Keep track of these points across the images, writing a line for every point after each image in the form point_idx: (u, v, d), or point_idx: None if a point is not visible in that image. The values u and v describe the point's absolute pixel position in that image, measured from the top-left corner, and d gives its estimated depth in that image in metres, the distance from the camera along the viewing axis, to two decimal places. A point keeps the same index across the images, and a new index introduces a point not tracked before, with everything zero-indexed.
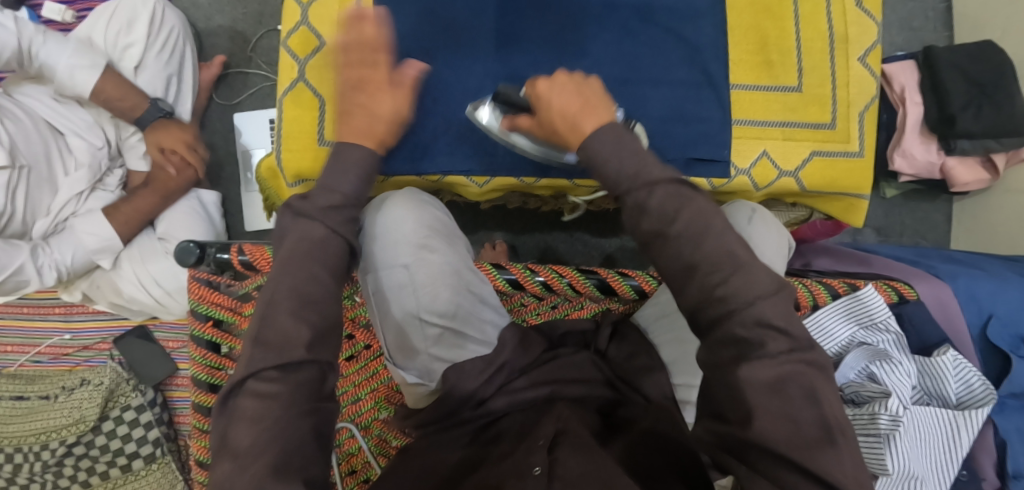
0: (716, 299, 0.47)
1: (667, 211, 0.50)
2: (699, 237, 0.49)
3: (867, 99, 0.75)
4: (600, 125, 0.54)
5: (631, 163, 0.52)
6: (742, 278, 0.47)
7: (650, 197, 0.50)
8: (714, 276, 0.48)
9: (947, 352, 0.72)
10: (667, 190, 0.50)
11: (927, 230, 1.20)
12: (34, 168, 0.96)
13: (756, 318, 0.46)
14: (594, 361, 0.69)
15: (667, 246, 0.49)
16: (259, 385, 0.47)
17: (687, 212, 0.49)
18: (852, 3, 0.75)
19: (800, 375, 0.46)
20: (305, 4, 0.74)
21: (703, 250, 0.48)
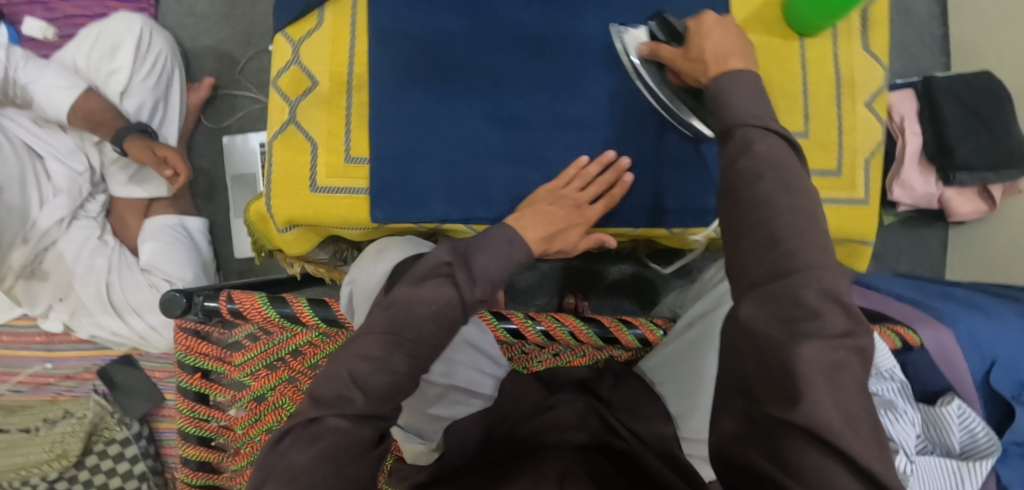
0: (815, 310, 0.42)
1: (766, 156, 0.47)
2: (796, 188, 0.47)
3: (873, 145, 0.73)
4: (748, 69, 0.54)
5: (760, 107, 0.51)
6: (820, 247, 0.44)
7: (759, 141, 0.49)
8: (793, 231, 0.44)
9: (952, 402, 0.71)
10: (775, 141, 0.49)
11: (923, 255, 1.20)
12: (7, 190, 0.91)
13: (826, 289, 0.43)
14: (593, 407, 0.70)
15: (756, 186, 0.47)
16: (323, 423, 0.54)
17: (787, 160, 0.48)
18: (858, 47, 0.73)
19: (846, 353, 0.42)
20: (298, 43, 0.73)
21: (795, 198, 0.46)
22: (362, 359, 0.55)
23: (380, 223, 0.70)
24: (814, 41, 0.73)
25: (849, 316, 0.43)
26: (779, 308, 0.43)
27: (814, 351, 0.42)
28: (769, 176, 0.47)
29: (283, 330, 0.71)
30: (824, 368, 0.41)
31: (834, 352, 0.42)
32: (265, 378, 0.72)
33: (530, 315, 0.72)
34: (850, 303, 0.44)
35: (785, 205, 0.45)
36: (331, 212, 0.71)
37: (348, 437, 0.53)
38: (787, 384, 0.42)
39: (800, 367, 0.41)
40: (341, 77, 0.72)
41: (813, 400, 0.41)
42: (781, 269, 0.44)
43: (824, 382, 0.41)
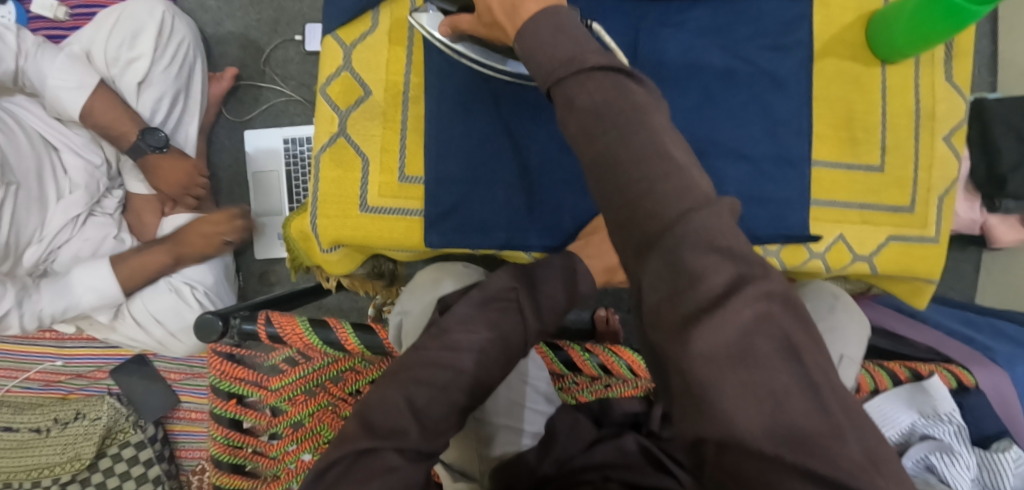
0: (697, 272, 0.32)
1: (593, 111, 0.37)
2: (628, 129, 0.37)
3: (949, 183, 0.71)
4: (549, 9, 0.40)
5: (565, 46, 0.39)
6: (677, 187, 0.35)
7: (581, 90, 0.38)
8: (644, 187, 0.36)
9: (1009, 448, 0.70)
10: (603, 80, 0.38)
11: (955, 279, 1.18)
12: (24, 185, 0.86)
13: (702, 241, 0.33)
14: (640, 443, 0.67)
15: (595, 147, 0.37)
16: (377, 460, 0.46)
17: (621, 100, 0.37)
18: (942, 77, 0.71)
19: (762, 331, 0.31)
20: (349, 47, 0.68)
21: (631, 147, 0.36)
22: (419, 385, 0.50)
23: (434, 246, 0.67)
24: (896, 69, 0.71)
25: (732, 259, 0.33)
26: (665, 285, 0.33)
27: (707, 336, 0.31)
28: (603, 133, 0.37)
29: (324, 356, 0.67)
30: (724, 356, 0.31)
31: (746, 320, 0.31)
32: (303, 404, 0.68)
33: (586, 347, 0.69)
34: (736, 244, 0.34)
35: (640, 148, 0.36)
36: (382, 234, 0.67)
37: (404, 479, 0.46)
38: (689, 390, 0.31)
39: (697, 365, 0.31)
40: (397, 88, 0.68)
41: (722, 400, 0.30)
42: (651, 233, 0.35)
43: (732, 371, 0.30)
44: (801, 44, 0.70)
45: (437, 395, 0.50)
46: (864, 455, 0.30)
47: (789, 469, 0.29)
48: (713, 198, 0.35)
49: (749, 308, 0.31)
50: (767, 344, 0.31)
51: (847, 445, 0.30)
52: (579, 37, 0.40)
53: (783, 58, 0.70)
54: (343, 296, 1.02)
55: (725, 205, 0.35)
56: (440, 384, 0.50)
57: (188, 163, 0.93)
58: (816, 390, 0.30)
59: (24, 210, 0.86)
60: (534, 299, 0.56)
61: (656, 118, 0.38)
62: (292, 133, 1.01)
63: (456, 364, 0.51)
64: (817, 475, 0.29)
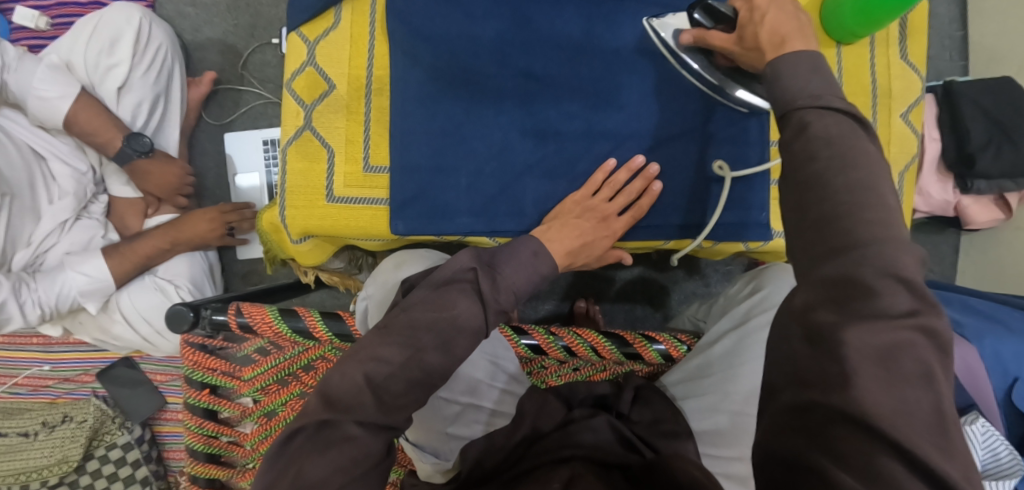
0: (875, 287, 0.36)
1: (825, 138, 0.41)
2: (851, 163, 0.40)
3: (908, 160, 0.73)
4: (808, 49, 0.47)
5: (817, 85, 0.44)
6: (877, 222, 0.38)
7: (821, 122, 0.42)
8: (849, 210, 0.39)
9: (976, 421, 0.69)
10: (837, 121, 0.42)
11: (934, 261, 1.19)
12: (18, 196, 0.88)
13: (883, 268, 0.37)
14: (612, 423, 0.65)
15: (811, 167, 0.41)
16: (336, 432, 0.46)
17: (852, 142, 0.41)
18: (896, 56, 0.73)
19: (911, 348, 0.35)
20: (312, 43, 0.70)
21: (852, 176, 0.40)
22: (377, 362, 0.49)
23: (400, 234, 0.68)
24: (851, 49, 0.72)
25: (913, 293, 0.37)
26: (831, 288, 0.38)
27: (867, 335, 0.36)
28: (826, 155, 0.41)
29: (295, 345, 0.68)
30: (875, 355, 0.35)
31: (898, 336, 0.36)
32: (277, 393, 0.70)
33: (551, 330, 0.69)
34: (918, 281, 0.37)
35: (847, 181, 0.40)
36: (349, 224, 0.69)
37: (362, 448, 0.46)
38: (833, 373, 0.36)
39: (851, 356, 0.36)
40: (360, 82, 0.70)
41: (857, 387, 0.35)
42: (835, 247, 0.39)
43: (874, 368, 0.35)
44: None
45: (395, 371, 0.49)
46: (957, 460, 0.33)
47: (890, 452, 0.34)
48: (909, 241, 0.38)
49: (904, 332, 0.36)
50: (912, 363, 0.35)
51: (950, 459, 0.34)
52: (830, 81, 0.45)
53: None
54: (326, 293, 1.03)
55: (909, 242, 0.38)
56: (398, 361, 0.49)
57: (174, 166, 0.95)
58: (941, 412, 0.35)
59: (17, 219, 0.88)
60: (495, 279, 0.55)
61: (882, 166, 0.41)
62: (269, 135, 1.03)
63: (418, 338, 0.50)
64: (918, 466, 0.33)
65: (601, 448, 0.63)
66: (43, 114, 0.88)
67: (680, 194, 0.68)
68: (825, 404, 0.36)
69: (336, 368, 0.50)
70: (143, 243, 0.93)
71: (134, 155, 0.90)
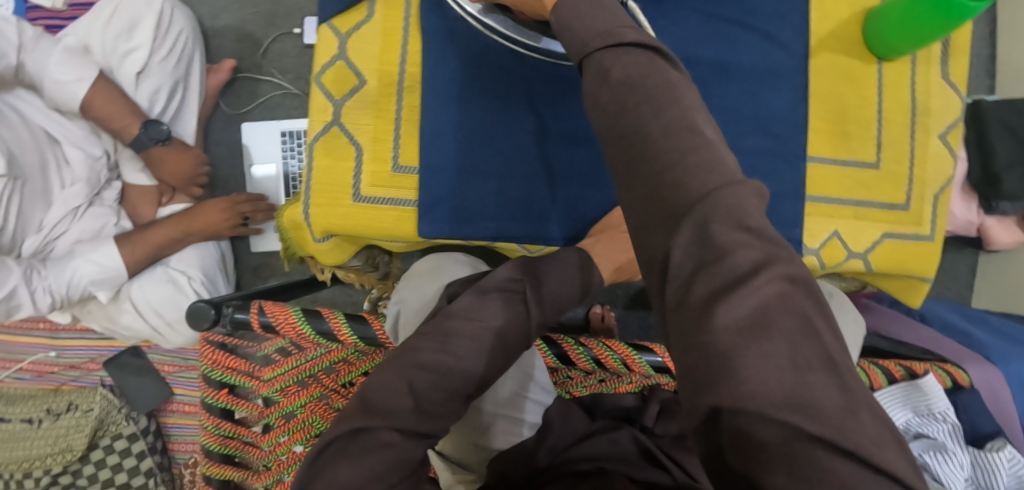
0: (724, 247, 0.33)
1: (626, 86, 0.39)
2: (661, 105, 0.38)
3: (943, 180, 0.71)
4: None
5: (600, 22, 0.42)
6: (704, 161, 0.36)
7: (615, 66, 0.40)
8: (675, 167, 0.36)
9: (1003, 448, 0.69)
10: (636, 60, 0.40)
11: (951, 280, 1.18)
12: (29, 180, 0.85)
13: (728, 217, 0.34)
14: (634, 436, 0.67)
15: (621, 122, 0.39)
16: (372, 437, 0.45)
17: (653, 76, 0.39)
18: (937, 74, 0.71)
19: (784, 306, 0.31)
20: (344, 36, 0.68)
21: (663, 120, 0.38)
22: (421, 368, 0.48)
23: (427, 237, 0.67)
24: (892, 66, 0.71)
25: (760, 240, 0.33)
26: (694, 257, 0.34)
27: (731, 306, 0.31)
28: (632, 103, 0.38)
29: (317, 346, 0.66)
30: (748, 327, 0.31)
31: (761, 298, 0.31)
32: (296, 395, 0.68)
33: (580, 340, 0.68)
34: (764, 226, 0.34)
35: (669, 123, 0.38)
36: (373, 224, 0.67)
37: (400, 454, 0.45)
38: (713, 356, 0.31)
39: (722, 333, 0.31)
40: (391, 78, 0.67)
41: (743, 366, 0.30)
42: (674, 206, 0.36)
43: (751, 339, 0.30)
44: (795, 33, 0.70)
45: (437, 380, 0.48)
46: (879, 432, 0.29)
47: (812, 439, 0.29)
48: (740, 179, 0.36)
49: (771, 290, 0.32)
50: (788, 317, 0.31)
51: (861, 422, 0.29)
52: (614, 16, 0.42)
53: (778, 56, 0.70)
54: (338, 289, 1.01)
55: (750, 187, 0.36)
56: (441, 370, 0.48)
57: (190, 154, 0.93)
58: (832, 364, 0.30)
59: (28, 204, 0.86)
60: (538, 291, 0.55)
61: (689, 96, 0.39)
62: (287, 126, 1.01)
63: (459, 348, 0.49)
64: (834, 443, 0.28)
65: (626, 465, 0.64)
66: (58, 97, 0.85)
67: None
68: (718, 402, 0.30)
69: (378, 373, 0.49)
70: (157, 231, 0.91)
71: (152, 142, 0.88)
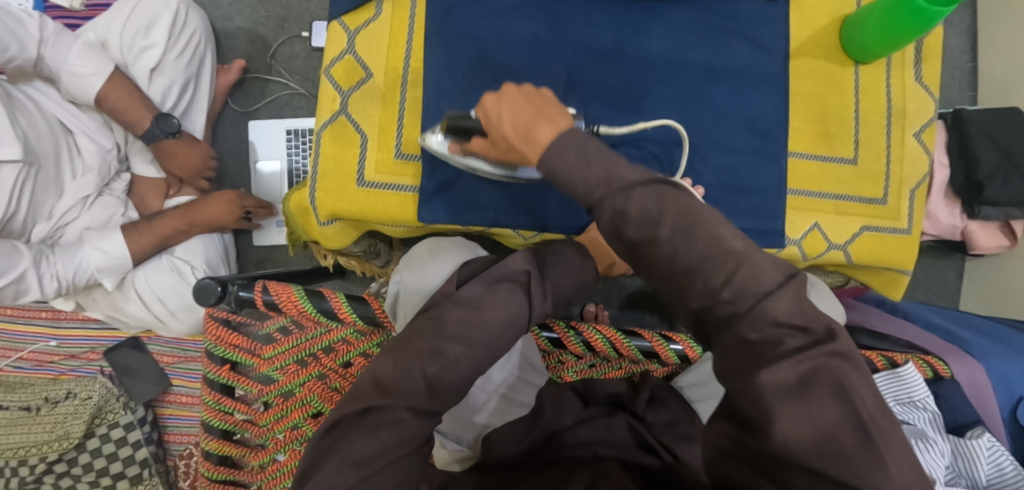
0: (770, 341, 0.40)
1: (647, 221, 0.42)
2: (689, 231, 0.42)
3: (919, 178, 0.74)
4: (557, 134, 0.46)
5: (590, 177, 0.44)
6: (749, 272, 0.41)
7: (629, 203, 0.43)
8: (719, 284, 0.41)
9: (982, 435, 0.70)
10: (645, 195, 0.43)
11: (939, 285, 1.21)
12: (43, 166, 0.89)
13: (770, 317, 0.40)
14: (630, 423, 0.67)
15: (657, 252, 0.43)
16: (385, 413, 0.49)
17: (670, 206, 0.42)
18: (912, 78, 0.75)
19: (825, 372, 0.38)
20: (353, 32, 0.72)
21: (698, 249, 0.42)
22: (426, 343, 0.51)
23: (426, 222, 0.70)
24: (868, 68, 0.74)
25: (804, 333, 0.40)
26: (745, 351, 0.41)
27: (777, 375, 0.39)
28: (662, 236, 0.42)
29: (317, 325, 0.69)
30: (789, 393, 0.38)
31: (803, 372, 0.39)
32: (295, 374, 0.69)
33: (572, 325, 0.71)
34: (807, 320, 0.40)
35: (704, 245, 0.42)
36: (376, 209, 0.70)
37: (411, 429, 0.49)
38: (756, 416, 0.39)
39: (768, 397, 0.38)
40: (396, 72, 0.72)
41: (782, 428, 0.38)
42: (724, 318, 0.42)
43: (791, 404, 0.38)
44: (779, 36, 0.74)
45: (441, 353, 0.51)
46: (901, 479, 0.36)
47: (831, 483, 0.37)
48: (781, 279, 0.41)
49: (808, 364, 0.39)
50: (824, 385, 0.38)
51: (885, 473, 0.36)
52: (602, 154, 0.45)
53: (763, 58, 0.74)
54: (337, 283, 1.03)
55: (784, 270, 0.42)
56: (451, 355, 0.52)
57: (200, 148, 0.96)
58: (862, 426, 0.37)
59: (40, 189, 0.89)
60: (543, 283, 0.60)
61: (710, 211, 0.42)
62: (293, 125, 1.05)
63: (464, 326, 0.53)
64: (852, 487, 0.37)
65: (621, 450, 0.65)
66: (75, 89, 0.89)
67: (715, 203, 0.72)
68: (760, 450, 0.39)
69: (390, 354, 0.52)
70: (164, 221, 0.94)
71: (164, 133, 0.92)
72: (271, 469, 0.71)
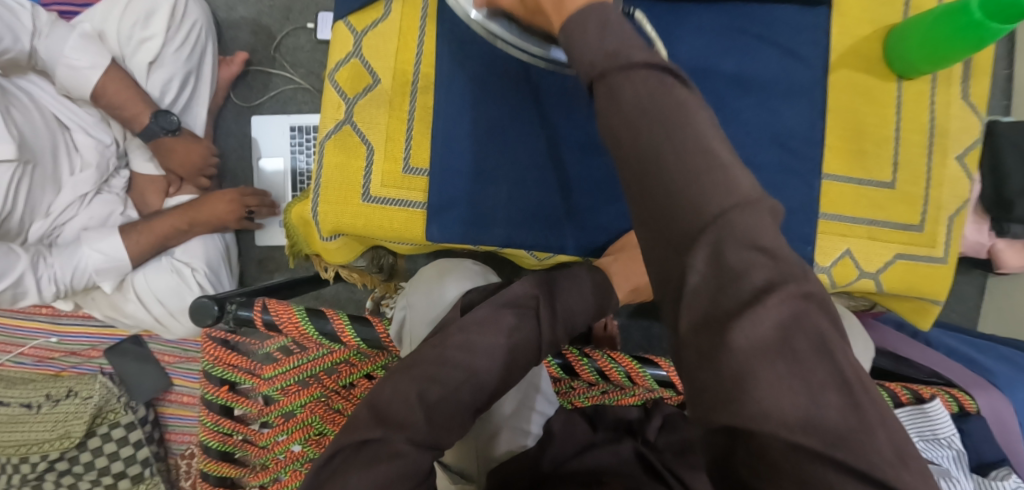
0: (738, 269, 0.33)
1: (636, 106, 0.36)
2: (674, 126, 0.36)
3: (960, 203, 0.70)
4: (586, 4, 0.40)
5: (604, 43, 0.38)
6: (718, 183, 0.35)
7: (626, 83, 0.37)
8: (682, 183, 0.35)
9: (1008, 477, 0.68)
10: (646, 78, 0.37)
11: (957, 301, 1.17)
12: (39, 164, 0.85)
13: (743, 240, 0.33)
14: (637, 451, 0.65)
15: None
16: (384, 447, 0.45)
17: (663, 98, 0.36)
18: (957, 96, 0.70)
19: (803, 322, 0.32)
20: (360, 34, 0.67)
21: (676, 144, 0.36)
22: (432, 382, 0.48)
23: (435, 240, 0.66)
24: (912, 84, 0.69)
25: (774, 262, 0.33)
26: (710, 282, 0.34)
27: (750, 332, 0.32)
28: (644, 124, 0.36)
29: (319, 346, 0.65)
30: (766, 351, 0.31)
31: (783, 319, 0.32)
32: (296, 395, 0.66)
33: (585, 351, 0.67)
34: (779, 247, 0.34)
35: (683, 146, 0.36)
36: (383, 225, 0.66)
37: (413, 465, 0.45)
38: (729, 383, 0.32)
39: (740, 361, 0.31)
40: (405, 78, 0.67)
41: (760, 392, 0.31)
42: (684, 232, 0.35)
43: (771, 364, 0.31)
44: (818, 48, 0.69)
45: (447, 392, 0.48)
46: (892, 452, 0.30)
47: (820, 460, 0.30)
48: (756, 198, 0.35)
49: (786, 311, 0.32)
50: (802, 339, 0.32)
51: (873, 440, 0.30)
52: (623, 31, 0.39)
53: (798, 73, 0.69)
54: (340, 287, 1.00)
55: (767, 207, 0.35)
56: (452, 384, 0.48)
57: (201, 145, 0.92)
58: (847, 385, 0.31)
59: (36, 188, 0.85)
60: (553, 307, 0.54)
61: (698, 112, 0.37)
62: (298, 122, 1.01)
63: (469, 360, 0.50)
64: (846, 466, 0.30)
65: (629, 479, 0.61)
66: (71, 83, 0.85)
67: None
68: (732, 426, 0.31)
69: (389, 378, 0.49)
70: (163, 221, 0.91)
71: (165, 130, 0.88)
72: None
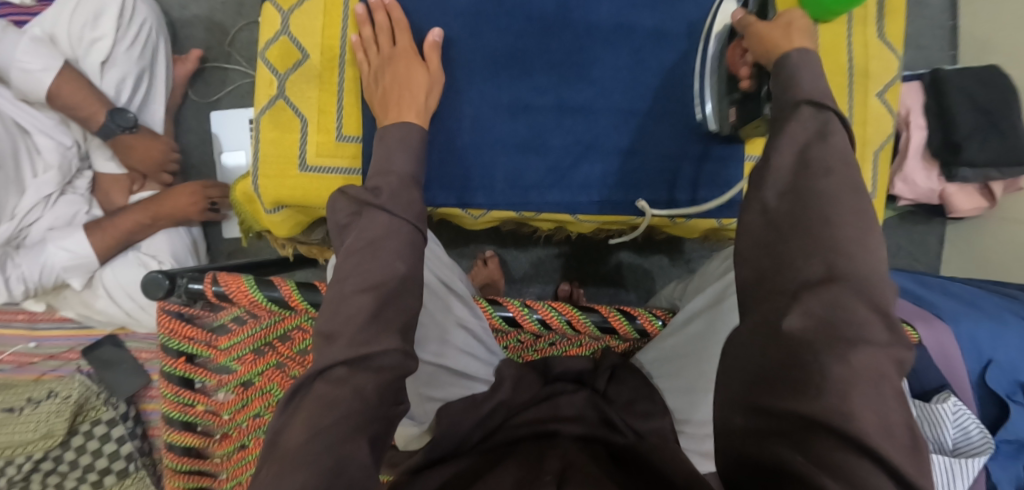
0: (862, 320, 0.41)
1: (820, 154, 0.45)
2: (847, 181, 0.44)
3: (883, 138, 0.73)
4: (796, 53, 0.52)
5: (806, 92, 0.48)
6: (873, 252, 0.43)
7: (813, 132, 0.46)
8: (818, 224, 0.43)
9: (947, 399, 0.69)
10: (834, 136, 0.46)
11: (920, 252, 1.19)
12: (2, 167, 0.88)
13: (867, 298, 0.41)
14: (592, 401, 0.65)
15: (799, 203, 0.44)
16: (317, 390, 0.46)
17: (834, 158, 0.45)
18: (873, 35, 0.72)
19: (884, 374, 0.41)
20: (287, 12, 0.69)
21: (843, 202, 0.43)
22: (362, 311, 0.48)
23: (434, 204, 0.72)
24: (829, 26, 0.72)
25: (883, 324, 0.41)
26: (826, 309, 0.41)
27: (860, 358, 0.40)
28: (829, 174, 0.44)
29: (272, 314, 0.68)
30: (863, 376, 0.40)
31: (878, 363, 0.41)
32: (252, 363, 0.69)
33: (526, 302, 0.70)
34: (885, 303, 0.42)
35: (849, 206, 0.43)
36: (321, 193, 0.68)
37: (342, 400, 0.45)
38: (811, 385, 0.41)
39: (840, 374, 0.40)
40: (333, 51, 0.69)
41: (845, 402, 0.40)
42: (816, 276, 0.42)
43: (862, 391, 0.40)
44: None
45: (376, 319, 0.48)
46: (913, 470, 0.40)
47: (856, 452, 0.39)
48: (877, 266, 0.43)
49: (883, 359, 0.41)
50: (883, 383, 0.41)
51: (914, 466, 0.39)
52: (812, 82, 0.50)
53: None
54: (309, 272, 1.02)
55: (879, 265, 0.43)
56: (381, 309, 0.49)
57: (160, 141, 0.95)
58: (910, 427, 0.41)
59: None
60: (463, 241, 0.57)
61: None
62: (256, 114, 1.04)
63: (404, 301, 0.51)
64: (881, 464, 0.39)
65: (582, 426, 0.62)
66: (28, 87, 0.88)
67: (667, 170, 0.71)
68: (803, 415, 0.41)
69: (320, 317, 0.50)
70: (129, 215, 0.93)
71: (121, 126, 0.90)
72: (238, 457, 0.71)
